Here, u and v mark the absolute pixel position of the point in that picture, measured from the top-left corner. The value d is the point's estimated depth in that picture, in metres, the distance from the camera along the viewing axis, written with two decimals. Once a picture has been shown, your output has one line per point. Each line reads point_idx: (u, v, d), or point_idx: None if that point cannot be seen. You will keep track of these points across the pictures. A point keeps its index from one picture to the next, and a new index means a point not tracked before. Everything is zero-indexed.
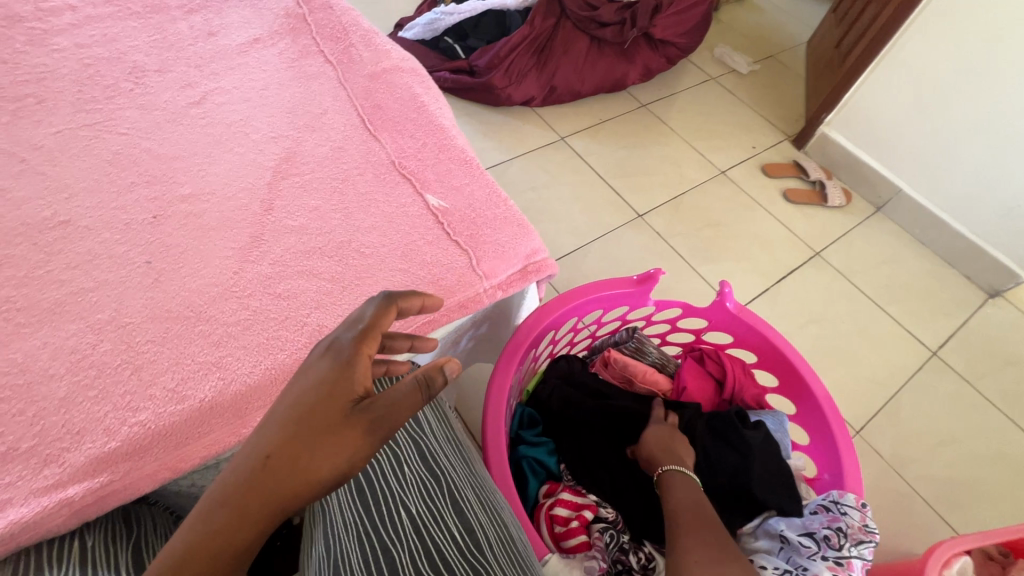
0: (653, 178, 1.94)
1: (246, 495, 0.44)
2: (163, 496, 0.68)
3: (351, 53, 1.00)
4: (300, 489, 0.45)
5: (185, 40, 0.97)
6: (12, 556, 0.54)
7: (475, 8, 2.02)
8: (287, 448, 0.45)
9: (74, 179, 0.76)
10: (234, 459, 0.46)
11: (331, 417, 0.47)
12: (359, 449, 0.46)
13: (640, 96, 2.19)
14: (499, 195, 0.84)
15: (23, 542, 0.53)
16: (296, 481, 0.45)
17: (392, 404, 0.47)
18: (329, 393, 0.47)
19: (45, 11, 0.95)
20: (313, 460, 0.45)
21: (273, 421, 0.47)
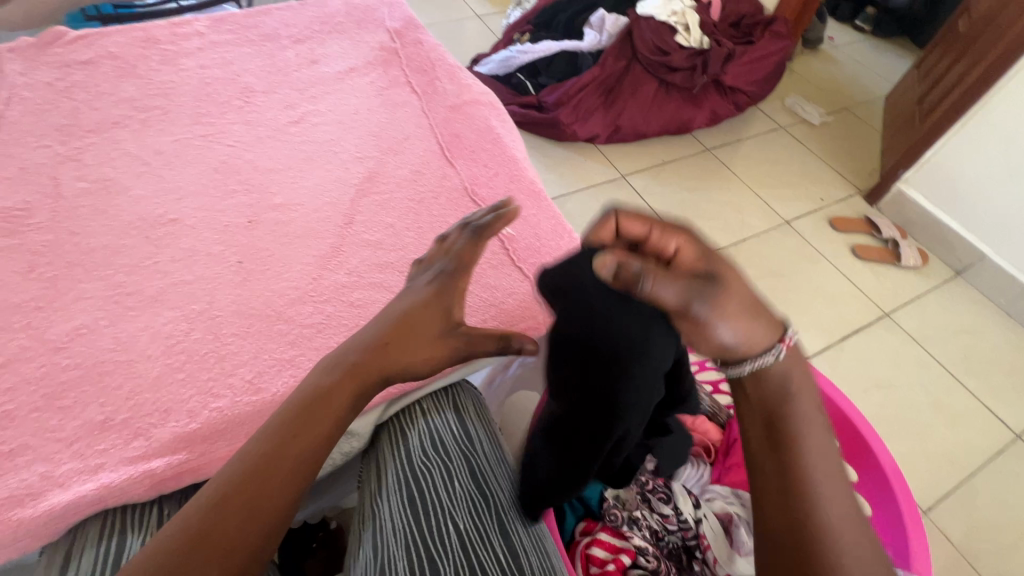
0: (713, 221, 1.91)
1: (363, 371, 0.59)
2: None
3: (436, 84, 1.07)
4: (399, 368, 0.60)
5: (290, 66, 1.07)
6: (99, 515, 0.59)
7: (549, 49, 2.08)
8: (401, 339, 0.60)
9: (185, 183, 0.85)
10: (365, 335, 0.61)
11: (435, 321, 0.62)
12: (447, 351, 0.62)
13: (705, 139, 2.19)
14: (564, 227, 0.87)
15: (110, 504, 0.58)
16: (398, 366, 0.60)
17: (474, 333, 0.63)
18: (438, 304, 0.63)
19: (178, 36, 1.09)
20: (416, 349, 0.61)
21: (392, 314, 0.63)
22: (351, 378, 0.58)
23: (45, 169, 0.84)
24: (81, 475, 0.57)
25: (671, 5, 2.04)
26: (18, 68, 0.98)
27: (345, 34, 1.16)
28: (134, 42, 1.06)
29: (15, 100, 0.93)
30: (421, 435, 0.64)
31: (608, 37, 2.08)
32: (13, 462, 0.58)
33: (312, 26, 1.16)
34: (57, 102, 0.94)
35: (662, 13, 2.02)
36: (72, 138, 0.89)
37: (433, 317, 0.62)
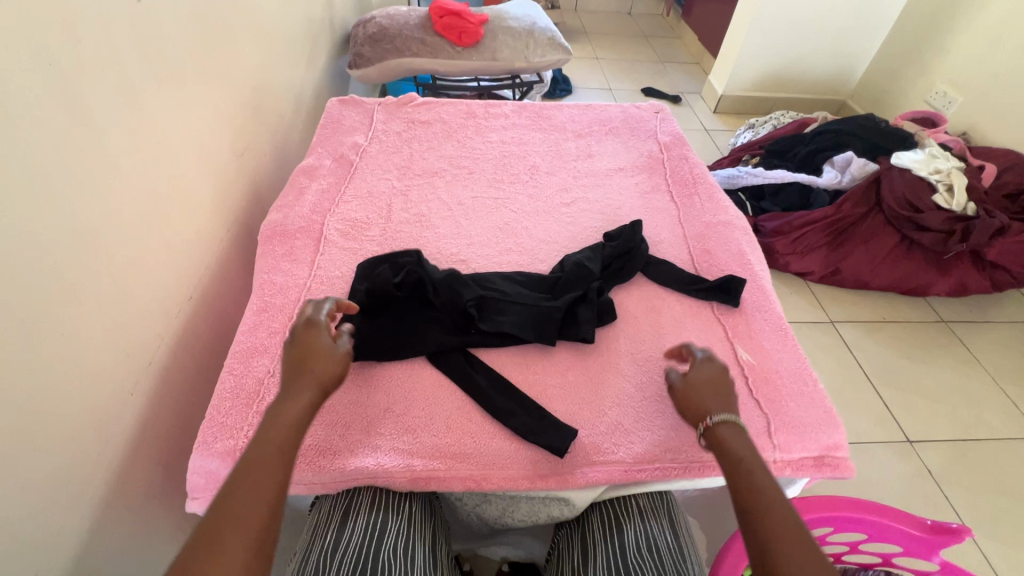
0: (938, 406, 1.65)
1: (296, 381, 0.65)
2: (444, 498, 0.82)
3: (694, 198, 1.14)
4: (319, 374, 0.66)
5: (571, 155, 1.24)
6: (370, 489, 0.72)
7: (783, 177, 2.06)
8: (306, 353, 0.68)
9: (476, 233, 1.02)
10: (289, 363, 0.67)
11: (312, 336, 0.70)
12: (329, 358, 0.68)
13: (941, 309, 1.93)
14: (809, 374, 0.83)
15: (378, 485, 0.70)
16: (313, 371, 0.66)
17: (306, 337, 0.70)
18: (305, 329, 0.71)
19: (490, 115, 1.34)
20: (313, 356, 0.67)
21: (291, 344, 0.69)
22: (289, 417, 0.61)
23: (384, 196, 1.09)
24: (364, 451, 0.70)
25: (935, 163, 1.91)
26: (381, 117, 1.30)
27: (619, 136, 1.31)
28: (459, 113, 1.33)
29: (375, 141, 1.23)
30: (633, 539, 0.68)
31: (850, 179, 1.99)
32: (323, 417, 0.73)
33: (592, 125, 1.34)
34: (401, 148, 1.22)
35: (923, 168, 1.90)
36: (406, 177, 1.14)
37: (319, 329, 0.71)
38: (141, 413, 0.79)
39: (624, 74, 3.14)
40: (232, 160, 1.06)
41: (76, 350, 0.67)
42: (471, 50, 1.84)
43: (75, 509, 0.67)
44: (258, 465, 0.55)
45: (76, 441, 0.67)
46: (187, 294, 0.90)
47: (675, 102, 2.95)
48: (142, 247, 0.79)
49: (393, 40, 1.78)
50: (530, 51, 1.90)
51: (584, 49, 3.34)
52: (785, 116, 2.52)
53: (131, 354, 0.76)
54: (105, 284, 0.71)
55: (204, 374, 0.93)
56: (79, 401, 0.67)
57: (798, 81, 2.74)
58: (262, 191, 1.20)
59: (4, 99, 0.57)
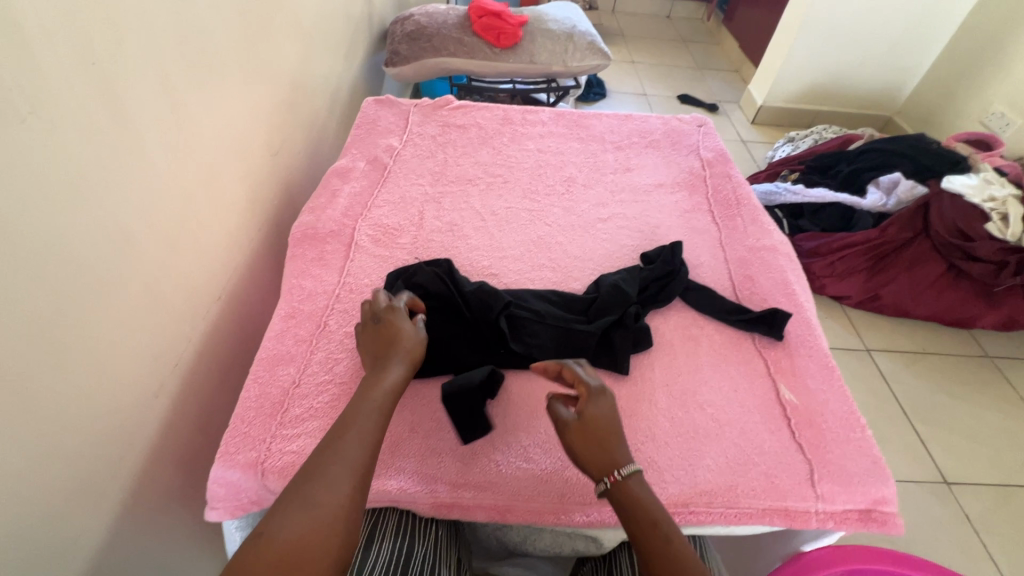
0: (980, 447, 1.56)
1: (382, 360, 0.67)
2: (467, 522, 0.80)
3: (736, 220, 1.09)
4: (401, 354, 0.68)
5: (608, 168, 1.20)
6: (398, 510, 0.70)
7: (824, 197, 1.98)
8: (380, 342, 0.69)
9: (508, 246, 0.99)
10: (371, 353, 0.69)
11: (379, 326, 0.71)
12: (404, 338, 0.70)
13: (985, 344, 1.83)
14: (856, 418, 0.78)
15: (404, 506, 0.68)
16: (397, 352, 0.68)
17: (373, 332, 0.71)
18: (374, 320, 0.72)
19: (527, 121, 1.31)
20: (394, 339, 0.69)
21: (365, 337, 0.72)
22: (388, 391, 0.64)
23: (416, 203, 1.07)
24: (388, 473, 0.68)
25: (989, 189, 1.75)
26: (417, 119, 1.28)
27: (659, 150, 1.26)
28: (495, 118, 1.31)
29: (410, 144, 1.21)
30: None
31: (896, 202, 1.90)
32: None
33: (632, 137, 1.29)
34: (435, 153, 1.19)
35: (977, 195, 1.75)
36: (439, 184, 1.11)
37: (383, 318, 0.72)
38: (166, 414, 0.78)
39: (660, 80, 3.07)
40: (266, 159, 1.06)
41: (104, 352, 0.66)
42: (508, 53, 1.80)
43: (96, 511, 0.67)
44: (355, 431, 0.58)
45: (100, 443, 0.66)
46: (215, 294, 0.89)
47: (712, 110, 2.87)
48: (174, 248, 0.78)
49: (430, 39, 1.76)
50: (568, 55, 1.86)
51: (620, 52, 3.27)
52: (828, 130, 2.42)
53: (158, 355, 0.76)
54: (135, 286, 0.71)
55: (229, 375, 0.93)
56: (104, 404, 0.67)
57: (843, 94, 2.64)
58: (294, 189, 1.19)
59: (45, 100, 0.56)
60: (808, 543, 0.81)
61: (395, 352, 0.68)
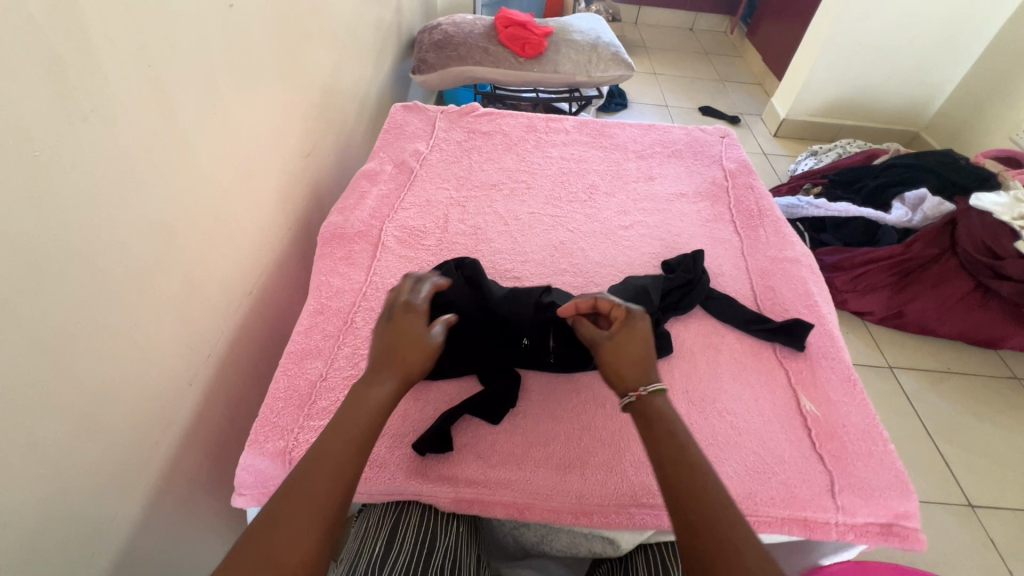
0: (1007, 470, 1.52)
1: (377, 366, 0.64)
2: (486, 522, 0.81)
3: (758, 231, 1.09)
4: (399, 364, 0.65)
5: (630, 176, 1.21)
6: (419, 503, 0.71)
7: (847, 211, 1.96)
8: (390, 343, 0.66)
9: (531, 250, 1.01)
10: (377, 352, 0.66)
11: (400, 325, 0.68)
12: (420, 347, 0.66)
13: (1013, 365, 1.79)
14: (879, 432, 0.77)
15: (425, 500, 0.69)
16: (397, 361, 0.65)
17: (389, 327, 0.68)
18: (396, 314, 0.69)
19: (551, 129, 1.33)
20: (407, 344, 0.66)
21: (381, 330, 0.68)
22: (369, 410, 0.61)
23: (441, 206, 1.09)
24: (410, 467, 0.69)
25: None
26: (443, 125, 1.31)
27: (682, 160, 1.27)
28: (519, 126, 1.33)
29: (436, 149, 1.24)
30: None
31: (922, 218, 1.88)
32: None
33: (655, 146, 1.31)
34: (460, 158, 1.22)
35: (1006, 212, 1.69)
36: (464, 188, 1.14)
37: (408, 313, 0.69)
38: (198, 403, 0.81)
39: (682, 91, 3.08)
40: (299, 161, 1.09)
41: (144, 340, 0.69)
42: (533, 62, 1.83)
43: (130, 492, 0.69)
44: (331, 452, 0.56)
45: (137, 426, 0.69)
46: (247, 289, 0.92)
47: (734, 122, 2.87)
48: (212, 243, 0.81)
49: (457, 48, 1.80)
50: (592, 65, 1.88)
51: (642, 63, 3.29)
52: (853, 144, 2.40)
53: (193, 345, 0.78)
54: (175, 277, 0.74)
55: (257, 368, 0.96)
56: (142, 389, 0.69)
57: (869, 109, 2.62)
58: (323, 191, 1.22)
59: (104, 100, 0.59)
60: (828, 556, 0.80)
61: (391, 364, 0.64)
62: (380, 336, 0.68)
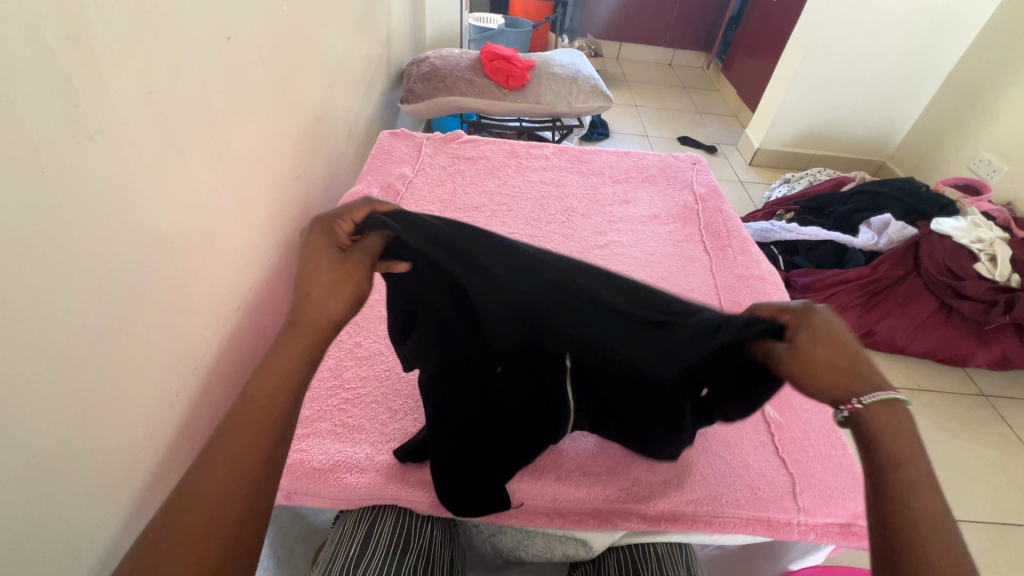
0: (976, 484, 1.57)
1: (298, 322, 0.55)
2: (464, 530, 0.82)
3: (726, 252, 1.15)
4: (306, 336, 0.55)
5: (607, 199, 1.28)
6: (395, 508, 0.73)
7: (818, 235, 2.05)
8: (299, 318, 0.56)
9: None
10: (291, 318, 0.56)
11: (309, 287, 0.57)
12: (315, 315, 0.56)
13: (980, 382, 1.86)
14: (838, 437, 0.81)
15: (400, 504, 0.72)
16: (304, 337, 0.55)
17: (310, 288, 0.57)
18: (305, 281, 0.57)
19: (531, 155, 1.40)
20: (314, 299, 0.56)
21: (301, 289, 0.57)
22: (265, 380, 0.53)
23: None
24: (390, 472, 0.72)
25: (978, 231, 1.85)
26: (428, 151, 1.37)
27: (655, 184, 1.34)
28: (501, 152, 1.40)
29: (421, 173, 1.29)
30: None
31: (887, 241, 1.97)
32: (353, 435, 0.76)
33: (630, 172, 1.38)
34: (444, 182, 1.28)
35: (964, 235, 1.84)
36: (447, 210, 1.19)
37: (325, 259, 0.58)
38: (182, 414, 0.82)
39: (661, 122, 3.21)
40: (288, 183, 1.13)
41: (137, 348, 0.72)
42: (516, 93, 1.92)
43: (114, 501, 0.70)
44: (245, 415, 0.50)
45: (125, 434, 0.71)
46: (235, 305, 0.95)
47: (711, 151, 2.99)
48: (204, 259, 0.85)
49: (443, 79, 1.88)
50: (572, 97, 1.98)
51: (623, 96, 3.44)
52: (822, 172, 2.52)
53: (180, 357, 0.81)
54: (167, 291, 0.77)
55: (241, 383, 0.97)
56: (131, 398, 0.71)
57: (837, 139, 2.76)
58: (311, 213, 1.27)
59: (110, 123, 0.64)
60: (796, 562, 0.83)
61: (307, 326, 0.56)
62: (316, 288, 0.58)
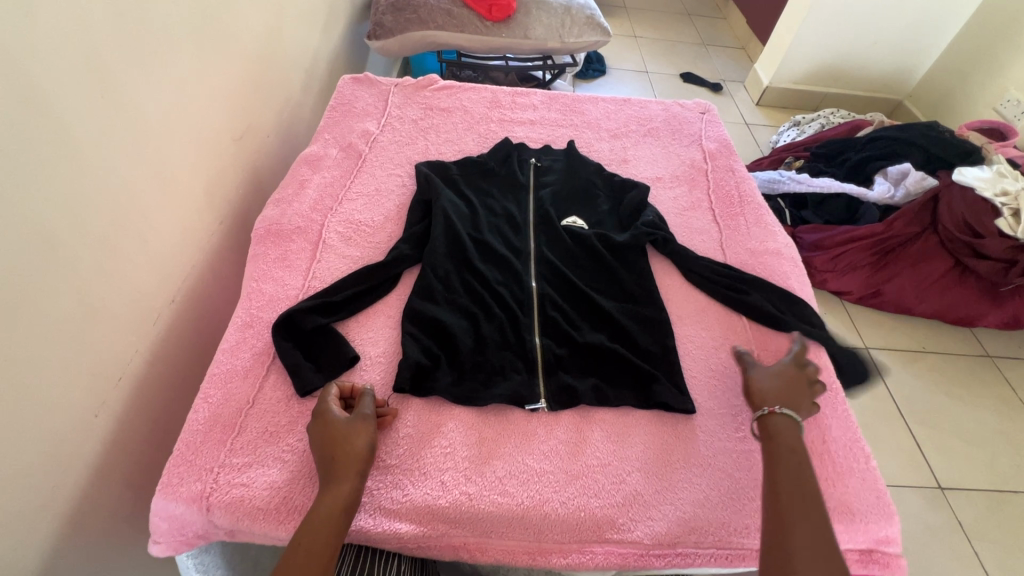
0: (976, 450, 1.53)
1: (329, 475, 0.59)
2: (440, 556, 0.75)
3: (739, 223, 1.01)
4: (347, 465, 0.59)
5: (603, 159, 1.11)
6: (357, 546, 0.65)
7: (829, 186, 1.90)
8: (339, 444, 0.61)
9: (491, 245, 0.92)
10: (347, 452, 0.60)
11: (348, 460, 0.59)
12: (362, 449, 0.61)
13: (986, 343, 1.79)
14: (860, 445, 0.72)
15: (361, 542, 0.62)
16: (345, 466, 0.59)
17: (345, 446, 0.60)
18: (344, 448, 0.60)
19: (517, 105, 1.21)
20: (349, 441, 0.61)
21: (354, 448, 0.60)
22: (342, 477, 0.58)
23: (394, 195, 0.98)
24: None
25: (1002, 183, 1.66)
26: (397, 101, 1.18)
27: (659, 140, 1.17)
28: (482, 101, 1.20)
29: (388, 129, 1.11)
30: None
31: (904, 194, 1.81)
32: (305, 463, 0.64)
33: (630, 124, 1.20)
34: (415, 139, 1.10)
35: (989, 187, 1.66)
36: None
37: (361, 427, 0.63)
38: (111, 435, 0.71)
39: (663, 56, 2.93)
40: (229, 146, 0.96)
41: (30, 375, 0.59)
42: (500, 26, 1.68)
43: (31, 543, 0.60)
44: (321, 519, 0.55)
45: (28, 473, 0.59)
46: (168, 298, 0.81)
47: (716, 90, 2.74)
48: (115, 253, 0.70)
49: (416, 9, 1.62)
50: (565, 30, 1.74)
51: (622, 26, 3.11)
52: (836, 114, 2.31)
53: (96, 370, 0.68)
54: (66, 296, 0.63)
55: (190, 385, 0.85)
56: (30, 430, 0.59)
57: (854, 76, 2.52)
58: (263, 178, 1.10)
59: None
60: None
61: (355, 430, 0.62)
62: (322, 420, 0.63)
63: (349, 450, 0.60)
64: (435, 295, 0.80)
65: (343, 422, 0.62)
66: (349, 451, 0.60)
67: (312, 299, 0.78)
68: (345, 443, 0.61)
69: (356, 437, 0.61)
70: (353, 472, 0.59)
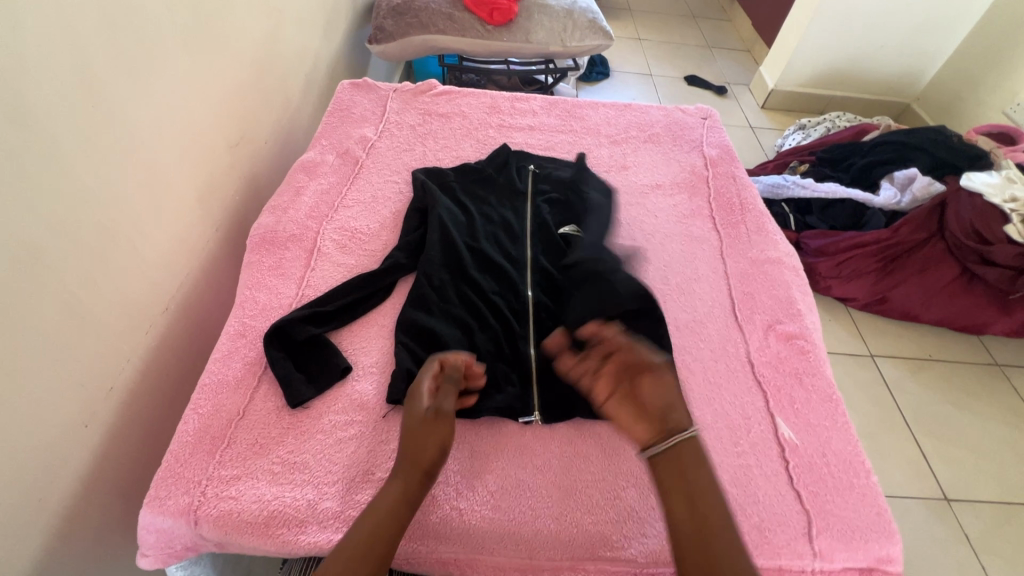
0: (984, 461, 1.50)
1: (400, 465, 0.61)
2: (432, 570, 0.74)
3: (740, 231, 0.99)
4: (417, 458, 0.61)
5: (602, 165, 1.10)
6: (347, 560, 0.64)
7: (834, 192, 1.87)
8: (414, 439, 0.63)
9: None
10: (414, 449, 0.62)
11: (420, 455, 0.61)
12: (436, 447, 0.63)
13: (994, 351, 1.76)
14: (861, 460, 0.71)
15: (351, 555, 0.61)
16: (415, 460, 0.61)
17: (419, 438, 0.62)
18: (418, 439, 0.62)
19: (517, 110, 1.20)
20: (424, 436, 0.62)
21: (427, 443, 0.62)
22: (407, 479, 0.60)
23: (390, 202, 0.97)
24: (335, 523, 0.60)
25: (1011, 188, 1.64)
26: (395, 106, 1.17)
27: (659, 146, 1.16)
28: (481, 107, 1.20)
29: (385, 135, 1.11)
30: None
31: (911, 199, 1.79)
32: (293, 476, 0.63)
33: (630, 130, 1.19)
34: (413, 145, 1.09)
35: (996, 194, 1.64)
36: None
37: (438, 424, 0.64)
38: (102, 445, 0.70)
39: (668, 59, 2.91)
40: (225, 152, 0.96)
41: (17, 386, 0.58)
42: (501, 30, 1.67)
43: (18, 556, 0.60)
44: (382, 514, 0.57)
45: (15, 485, 0.59)
46: (162, 306, 0.81)
47: (720, 93, 2.72)
48: (106, 262, 0.69)
49: (417, 13, 1.62)
50: (567, 34, 1.73)
51: (626, 28, 3.10)
52: (842, 118, 2.29)
53: (86, 381, 0.67)
54: (54, 307, 0.62)
55: (182, 393, 0.85)
56: (16, 442, 0.59)
57: (860, 80, 2.49)
58: (260, 183, 1.10)
59: None
60: None
61: (432, 424, 0.64)
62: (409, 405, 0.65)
63: (421, 445, 0.62)
64: (427, 304, 0.80)
65: (426, 411, 0.64)
66: (421, 445, 0.62)
67: (304, 309, 0.77)
68: (420, 433, 0.63)
69: (433, 431, 0.63)
70: (423, 470, 0.60)
